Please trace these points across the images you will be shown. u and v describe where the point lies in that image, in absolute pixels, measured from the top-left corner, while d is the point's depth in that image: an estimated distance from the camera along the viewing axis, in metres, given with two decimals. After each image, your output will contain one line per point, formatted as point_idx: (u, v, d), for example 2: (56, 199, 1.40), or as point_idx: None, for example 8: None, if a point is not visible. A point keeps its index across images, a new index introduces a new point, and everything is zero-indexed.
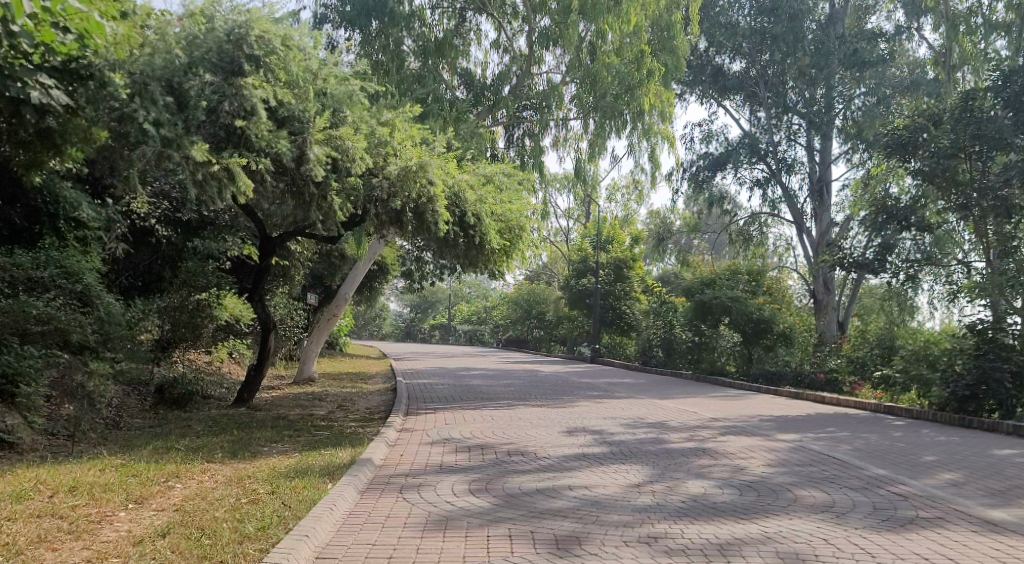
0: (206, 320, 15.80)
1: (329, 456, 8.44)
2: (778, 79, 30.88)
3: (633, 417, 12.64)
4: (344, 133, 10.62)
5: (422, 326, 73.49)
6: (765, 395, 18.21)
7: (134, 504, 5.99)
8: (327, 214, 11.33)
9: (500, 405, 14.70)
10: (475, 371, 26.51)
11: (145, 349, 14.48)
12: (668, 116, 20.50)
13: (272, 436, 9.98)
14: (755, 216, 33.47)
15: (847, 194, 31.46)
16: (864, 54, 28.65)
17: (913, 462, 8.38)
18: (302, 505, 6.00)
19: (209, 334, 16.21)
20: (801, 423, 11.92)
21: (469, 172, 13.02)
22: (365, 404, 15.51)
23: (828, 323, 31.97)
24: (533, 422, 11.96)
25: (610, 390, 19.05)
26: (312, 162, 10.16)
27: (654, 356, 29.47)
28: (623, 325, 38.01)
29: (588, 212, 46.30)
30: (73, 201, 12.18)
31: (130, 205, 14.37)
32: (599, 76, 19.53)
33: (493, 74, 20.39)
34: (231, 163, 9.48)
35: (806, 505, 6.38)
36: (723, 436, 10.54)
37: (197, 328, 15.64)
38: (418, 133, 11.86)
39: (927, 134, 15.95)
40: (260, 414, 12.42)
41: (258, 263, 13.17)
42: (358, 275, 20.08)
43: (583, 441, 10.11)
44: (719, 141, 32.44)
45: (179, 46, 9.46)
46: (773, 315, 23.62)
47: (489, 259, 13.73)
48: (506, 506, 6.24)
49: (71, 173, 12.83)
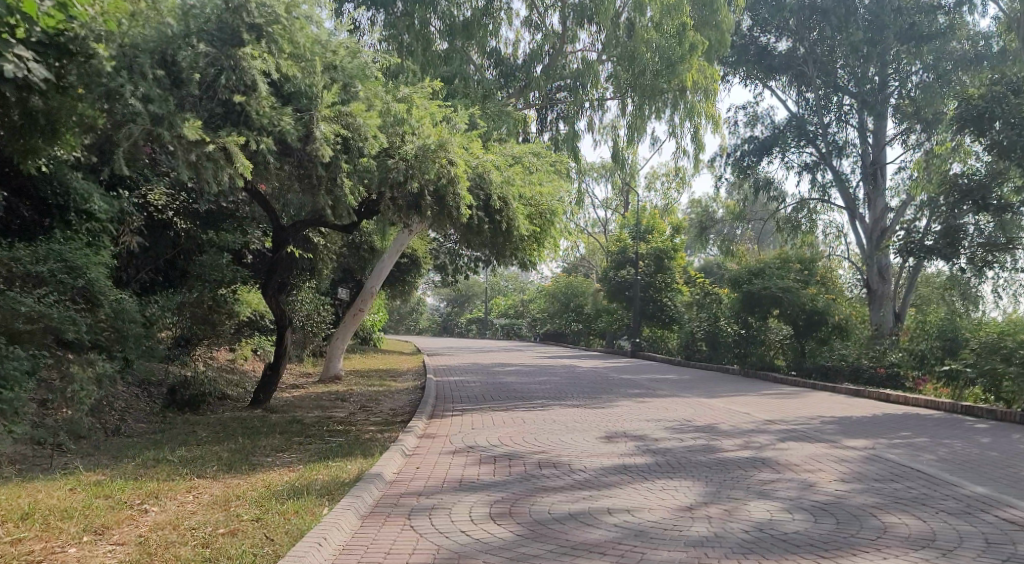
0: (224, 316, 15.19)
1: (336, 469, 7.50)
2: (828, 57, 29.30)
3: (680, 421, 11.46)
4: (355, 109, 9.56)
5: (459, 319, 72.93)
6: (821, 393, 16.87)
7: (91, 536, 5.06)
8: (338, 201, 10.26)
9: (534, 406, 13.62)
10: (512, 366, 25.44)
11: (162, 347, 13.75)
12: (713, 94, 19.22)
13: (279, 445, 9.03)
14: (803, 202, 31.77)
15: (904, 177, 29.71)
16: (922, 28, 26.64)
17: (1016, 477, 7.09)
18: (288, 538, 5.02)
19: (231, 329, 15.61)
20: (869, 427, 10.63)
21: (495, 152, 12.01)
22: (390, 403, 14.58)
23: (885, 315, 30.28)
24: (569, 426, 10.86)
25: (653, 388, 17.83)
26: (319, 141, 9.09)
27: (699, 350, 28.17)
28: (665, 318, 36.61)
29: (627, 202, 44.89)
30: (84, 192, 11.27)
31: (147, 196, 13.71)
32: (639, 53, 18.34)
33: (524, 53, 19.15)
34: (228, 141, 8.46)
35: (899, 537, 5.20)
36: (784, 443, 9.34)
37: (217, 325, 15.05)
38: (438, 110, 10.85)
39: (1007, 105, 14.40)
40: (274, 417, 11.57)
41: (269, 255, 12.30)
42: (385, 267, 19.25)
43: (624, 448, 9.00)
44: (764, 125, 30.91)
45: (174, 15, 8.57)
46: (828, 306, 21.93)
47: (518, 247, 12.69)
48: (533, 540, 5.17)
49: (80, 163, 11.90)
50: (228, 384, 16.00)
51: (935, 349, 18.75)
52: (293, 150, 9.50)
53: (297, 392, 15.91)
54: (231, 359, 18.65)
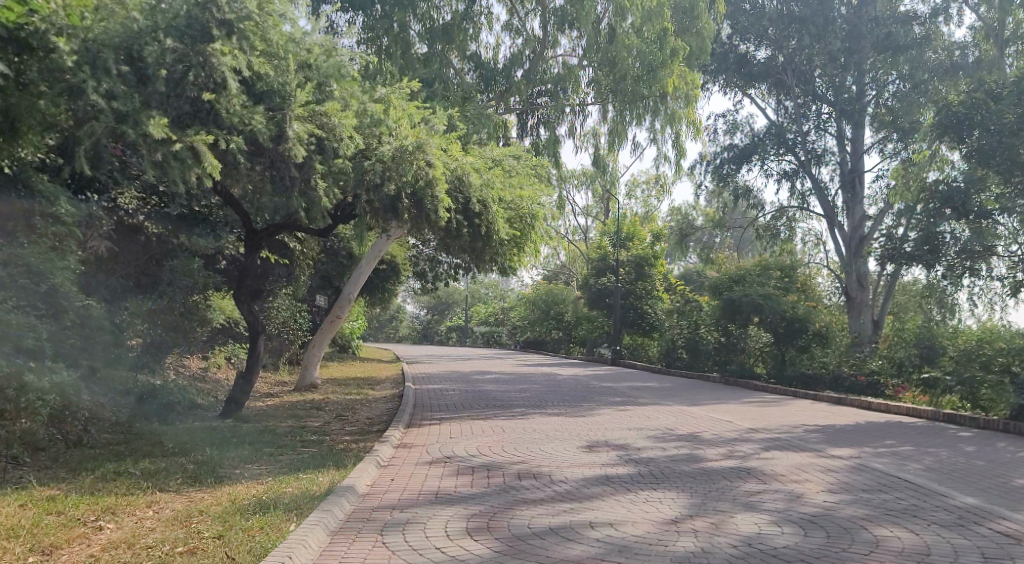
0: None
1: (308, 481, 7.20)
2: (807, 66, 29.33)
3: (662, 429, 11.25)
4: (330, 109, 9.29)
5: (439, 326, 72.50)
6: (803, 401, 16.75)
7: (37, 557, 4.72)
8: (312, 204, 9.99)
9: (514, 415, 13.36)
10: (492, 374, 25.15)
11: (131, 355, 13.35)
12: (694, 100, 19.11)
13: (249, 457, 8.68)
14: (783, 210, 31.82)
15: (882, 186, 29.85)
16: (898, 37, 26.93)
17: (1006, 488, 6.93)
18: (251, 558, 4.71)
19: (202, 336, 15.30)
20: (854, 435, 10.47)
21: (474, 154, 11.78)
22: (366, 412, 14.25)
23: (863, 323, 30.36)
24: (549, 435, 10.61)
25: (634, 396, 17.63)
26: (292, 141, 8.82)
27: (679, 358, 28.04)
28: (645, 326, 36.49)
29: (608, 209, 44.80)
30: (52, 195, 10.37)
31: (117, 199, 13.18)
32: (620, 58, 18.18)
33: (505, 58, 18.93)
34: (195, 140, 8.11)
35: (892, 551, 4.99)
36: (769, 452, 9.15)
37: None
38: (416, 111, 10.62)
39: (988, 111, 14.39)
40: (246, 427, 11.23)
41: (241, 261, 11.97)
42: (363, 274, 18.94)
43: (606, 458, 8.76)
44: (744, 132, 30.94)
45: (139, 10, 8.25)
46: (808, 313, 21.87)
47: (498, 252, 12.48)
48: (512, 557, 4.90)
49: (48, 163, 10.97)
50: (199, 394, 15.58)
51: (914, 356, 18.72)
52: (264, 150, 9.15)
53: (271, 401, 15.53)
54: (203, 367, 18.23)
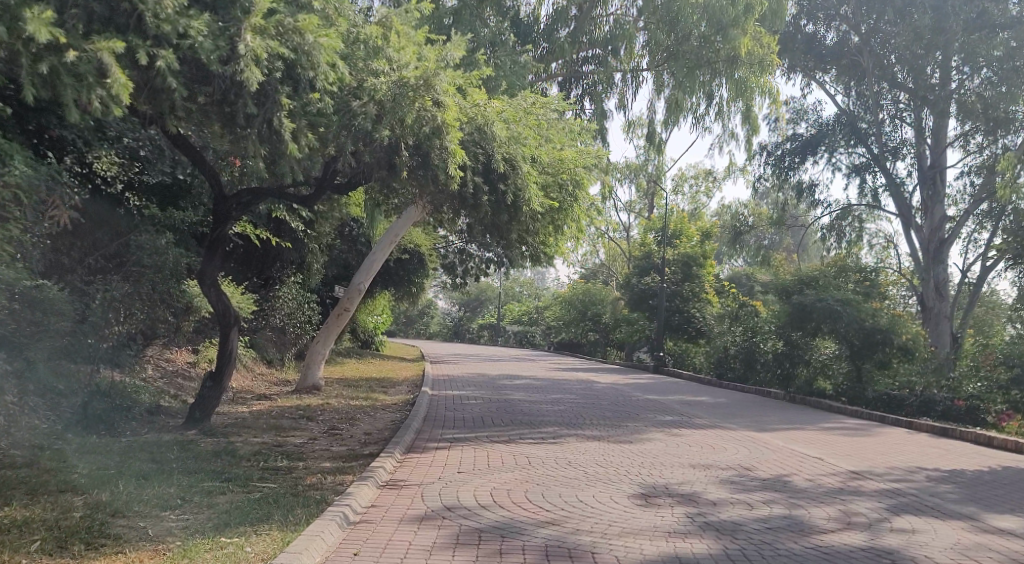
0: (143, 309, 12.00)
1: (222, 557, 4.72)
2: (886, 49, 25.99)
3: (737, 470, 8.56)
4: (306, 23, 6.65)
5: (472, 325, 70.37)
6: (895, 429, 13.92)
7: None
8: (275, 155, 7.47)
9: (546, 437, 10.83)
10: (523, 380, 22.60)
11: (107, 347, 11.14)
12: (768, 67, 16.03)
13: (170, 499, 6.20)
14: (848, 208, 28.56)
15: (967, 183, 26.76)
16: (993, 15, 23.25)
17: None
18: None
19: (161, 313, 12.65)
20: (1005, 492, 7.68)
21: (501, 99, 9.41)
22: (367, 426, 11.78)
23: (940, 335, 27.19)
24: (590, 474, 8.03)
25: (687, 413, 14.93)
26: (244, 62, 6.20)
27: (731, 368, 25.27)
28: (691, 331, 33.69)
29: (652, 205, 41.98)
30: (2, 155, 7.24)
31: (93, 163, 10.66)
32: (683, 15, 15.41)
33: (548, 14, 16.20)
34: (98, 48, 5.58)
35: None
36: (902, 519, 6.43)
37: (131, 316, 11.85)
38: (426, 39, 8.28)
39: None
40: (204, 446, 8.82)
41: (209, 236, 9.61)
42: (376, 260, 16.48)
43: (672, 521, 6.14)
44: (808, 121, 28.05)
45: None
46: (892, 323, 18.80)
47: (529, 228, 10.07)
48: None
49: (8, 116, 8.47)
50: (169, 395, 13.27)
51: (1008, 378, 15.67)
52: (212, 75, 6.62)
53: (256, 406, 13.16)
54: (191, 362, 15.98)
